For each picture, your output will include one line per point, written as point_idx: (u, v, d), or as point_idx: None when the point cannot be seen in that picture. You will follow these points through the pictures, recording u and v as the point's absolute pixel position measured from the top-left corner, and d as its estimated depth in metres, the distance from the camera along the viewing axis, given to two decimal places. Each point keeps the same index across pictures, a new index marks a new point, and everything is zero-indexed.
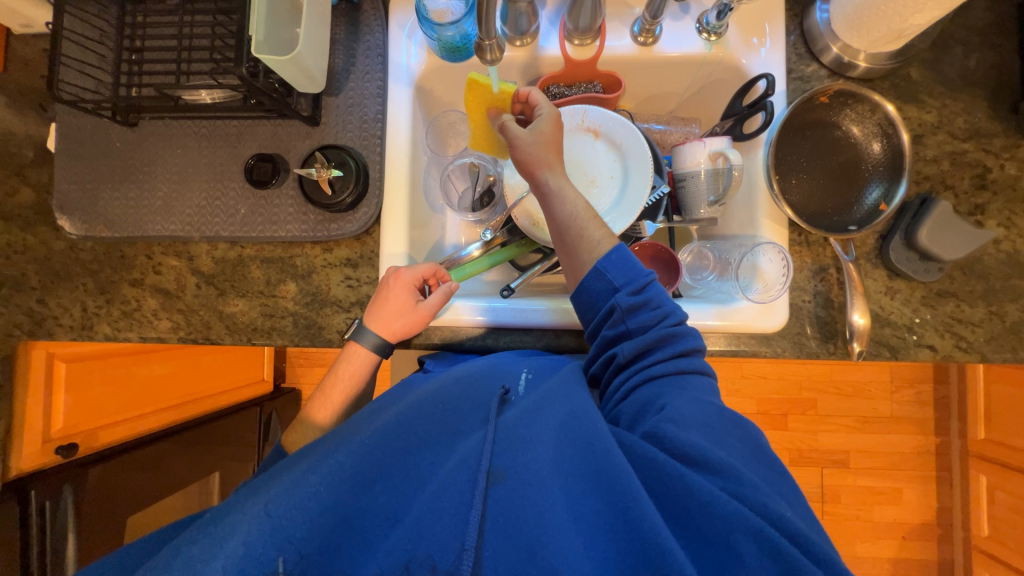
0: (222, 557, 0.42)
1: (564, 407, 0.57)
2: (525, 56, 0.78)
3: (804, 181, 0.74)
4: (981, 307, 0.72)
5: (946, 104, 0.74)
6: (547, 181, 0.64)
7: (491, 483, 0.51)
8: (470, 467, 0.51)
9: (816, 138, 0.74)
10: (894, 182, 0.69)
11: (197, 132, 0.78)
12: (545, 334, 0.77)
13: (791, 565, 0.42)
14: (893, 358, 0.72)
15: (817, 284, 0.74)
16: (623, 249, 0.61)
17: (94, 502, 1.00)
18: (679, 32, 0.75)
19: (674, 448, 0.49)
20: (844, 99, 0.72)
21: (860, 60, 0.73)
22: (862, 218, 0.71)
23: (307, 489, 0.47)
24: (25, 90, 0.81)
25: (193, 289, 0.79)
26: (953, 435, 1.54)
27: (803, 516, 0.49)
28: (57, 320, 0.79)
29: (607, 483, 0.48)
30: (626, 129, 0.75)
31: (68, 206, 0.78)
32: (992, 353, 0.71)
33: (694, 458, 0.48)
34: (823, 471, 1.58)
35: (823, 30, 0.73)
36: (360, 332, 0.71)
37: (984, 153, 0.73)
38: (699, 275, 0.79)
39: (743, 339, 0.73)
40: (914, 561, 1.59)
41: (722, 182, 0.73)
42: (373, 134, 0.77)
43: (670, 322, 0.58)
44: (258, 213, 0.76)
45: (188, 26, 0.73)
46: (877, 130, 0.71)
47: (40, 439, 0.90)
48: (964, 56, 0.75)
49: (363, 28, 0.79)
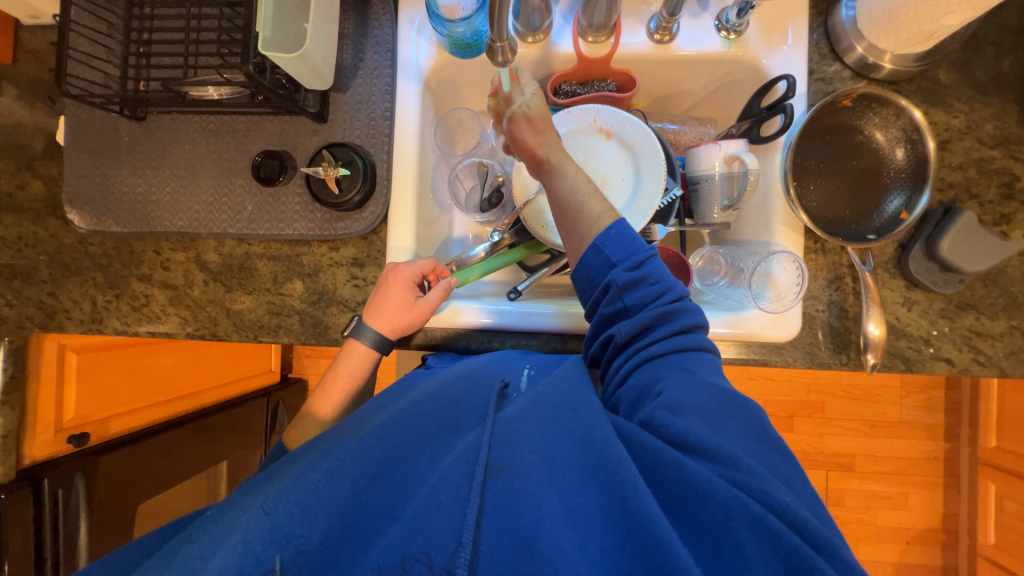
0: (222, 556, 0.43)
1: (561, 397, 0.56)
2: (537, 53, 0.76)
3: (823, 187, 0.72)
4: (1002, 321, 0.70)
5: (975, 108, 0.71)
6: (547, 159, 0.63)
7: (489, 476, 0.50)
8: (469, 460, 0.51)
9: (836, 142, 0.72)
10: (916, 192, 0.67)
11: (204, 128, 0.77)
12: (551, 338, 0.76)
13: (790, 554, 0.41)
14: (907, 370, 0.70)
15: (832, 293, 0.72)
16: (623, 224, 0.59)
17: (104, 492, 1.01)
18: (697, 29, 0.73)
19: (671, 437, 0.48)
20: (868, 102, 0.69)
21: (884, 61, 0.70)
22: (882, 227, 0.69)
23: (307, 486, 0.48)
24: (35, 83, 0.81)
25: (200, 285, 0.79)
26: (963, 441, 1.52)
27: (809, 507, 0.48)
28: (67, 313, 0.80)
29: (606, 473, 0.48)
30: (640, 131, 0.73)
31: (77, 200, 0.78)
32: (1011, 368, 0.69)
33: (692, 445, 0.47)
34: (829, 473, 1.57)
35: (848, 29, 0.70)
36: (362, 330, 0.70)
37: (1013, 160, 0.70)
38: (709, 280, 0.76)
39: (752, 348, 0.71)
40: (918, 566, 1.58)
41: (737, 186, 0.71)
42: (381, 131, 0.76)
43: (670, 298, 0.56)
44: (265, 210, 0.76)
45: (196, 18, 0.73)
46: (901, 135, 0.68)
47: (52, 428, 0.91)
48: (996, 58, 0.72)
49: (373, 22, 0.77)
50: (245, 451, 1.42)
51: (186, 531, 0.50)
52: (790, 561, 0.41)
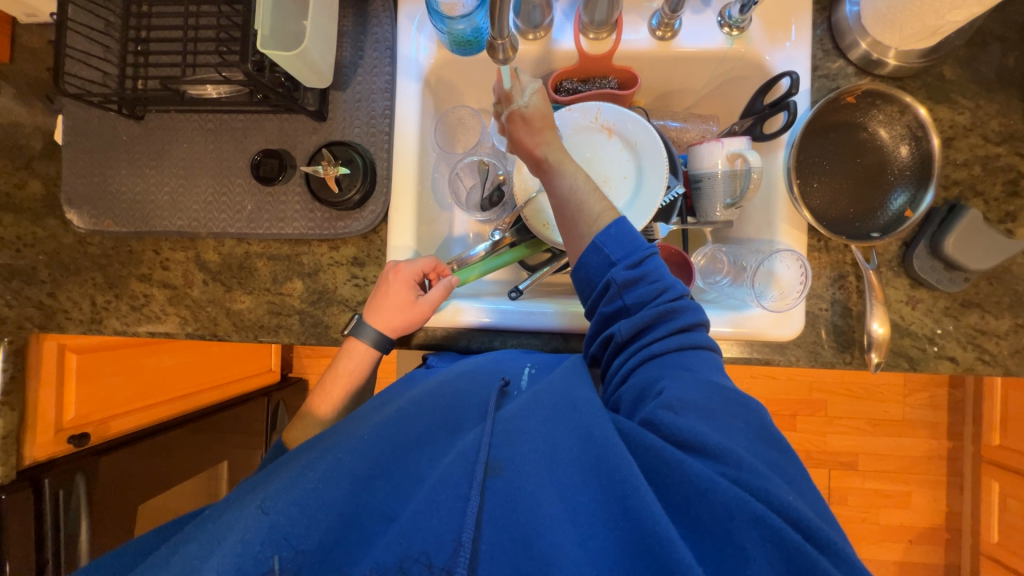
0: (220, 556, 0.42)
1: (561, 395, 0.56)
2: (538, 51, 0.75)
3: (826, 185, 0.71)
4: (1007, 319, 0.69)
5: (980, 105, 0.71)
6: (546, 158, 0.63)
7: (489, 475, 0.50)
8: (468, 459, 0.50)
9: (840, 139, 0.72)
10: (921, 189, 0.66)
11: (203, 127, 0.77)
12: (553, 337, 0.76)
13: (792, 553, 0.41)
14: (911, 369, 0.70)
15: (835, 292, 0.71)
16: (623, 222, 0.59)
17: (105, 491, 1.01)
18: (700, 26, 0.72)
19: (672, 435, 0.48)
20: (872, 98, 0.68)
21: (889, 58, 0.69)
22: (885, 225, 0.68)
23: (306, 485, 0.48)
24: (33, 82, 0.81)
25: (200, 285, 0.78)
26: (966, 439, 1.51)
27: (813, 506, 0.47)
28: (67, 313, 0.79)
29: (606, 471, 0.47)
30: (643, 129, 0.73)
31: (76, 200, 0.77)
32: (1016, 367, 0.69)
33: (693, 443, 0.47)
34: (831, 472, 1.57)
35: (851, 25, 0.70)
36: (362, 329, 0.70)
37: (1019, 157, 0.70)
38: (712, 279, 0.76)
39: (755, 347, 0.71)
40: (921, 565, 1.58)
41: (740, 184, 0.70)
42: (380, 130, 0.75)
43: (669, 296, 0.55)
44: (264, 210, 0.76)
45: (194, 16, 0.72)
46: (905, 132, 0.68)
47: (52, 428, 0.91)
48: (1002, 54, 0.71)
49: (372, 20, 0.77)
50: (245, 451, 1.42)
51: (184, 530, 0.50)
52: (793, 560, 0.41)
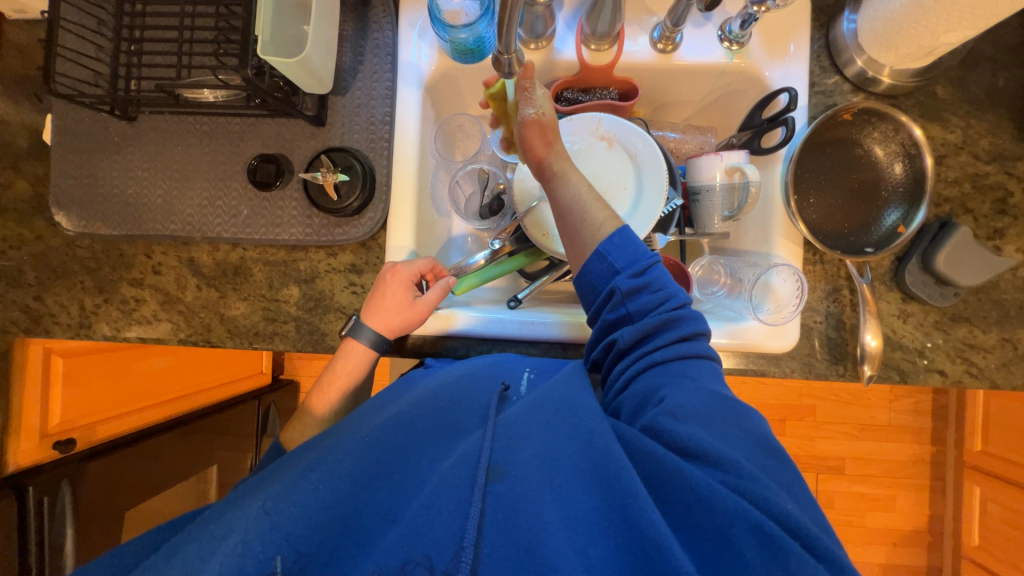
0: (221, 556, 0.42)
1: (564, 401, 0.56)
2: (540, 60, 0.75)
3: (823, 199, 0.72)
4: (994, 333, 0.71)
5: (971, 123, 0.72)
6: (552, 165, 0.64)
7: (490, 479, 0.50)
8: (470, 463, 0.50)
9: (837, 155, 0.73)
10: (913, 207, 0.68)
11: (199, 130, 0.75)
12: (552, 346, 0.76)
13: (791, 561, 0.41)
14: (902, 382, 0.71)
15: (830, 305, 0.73)
16: (626, 231, 0.59)
17: (93, 496, 0.99)
18: (701, 40, 0.73)
19: (673, 443, 0.48)
20: (868, 116, 0.70)
21: (884, 75, 0.71)
22: (879, 240, 0.70)
23: (306, 487, 0.47)
24: (20, 79, 0.79)
25: (193, 290, 0.77)
26: (949, 444, 1.55)
27: (810, 516, 0.48)
28: (54, 318, 0.77)
29: (607, 479, 0.47)
30: (644, 141, 0.73)
31: (65, 202, 0.76)
32: (1002, 380, 0.71)
33: (695, 452, 0.47)
34: (818, 476, 1.59)
35: (849, 42, 0.71)
36: (361, 331, 0.69)
37: (1006, 176, 0.72)
38: (709, 290, 0.77)
39: (752, 358, 0.72)
40: (904, 567, 1.61)
41: (737, 198, 0.71)
42: (380, 136, 0.75)
43: (672, 305, 0.56)
44: (261, 214, 0.75)
45: (190, 18, 0.71)
46: (899, 150, 0.69)
47: (37, 435, 0.91)
48: (993, 74, 0.73)
49: (373, 25, 0.76)
50: (236, 454, 1.40)
51: (184, 531, 0.50)
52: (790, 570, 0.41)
